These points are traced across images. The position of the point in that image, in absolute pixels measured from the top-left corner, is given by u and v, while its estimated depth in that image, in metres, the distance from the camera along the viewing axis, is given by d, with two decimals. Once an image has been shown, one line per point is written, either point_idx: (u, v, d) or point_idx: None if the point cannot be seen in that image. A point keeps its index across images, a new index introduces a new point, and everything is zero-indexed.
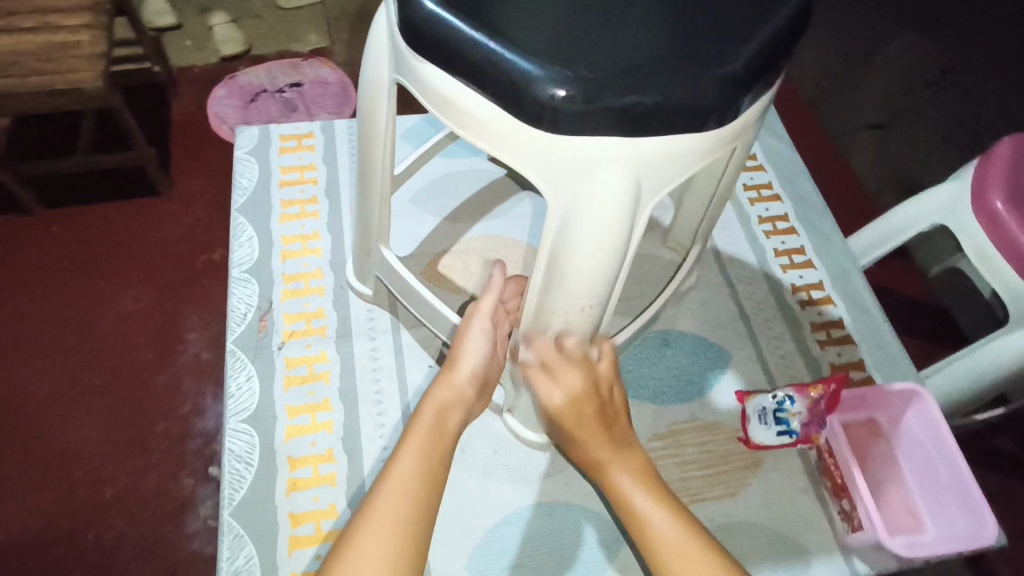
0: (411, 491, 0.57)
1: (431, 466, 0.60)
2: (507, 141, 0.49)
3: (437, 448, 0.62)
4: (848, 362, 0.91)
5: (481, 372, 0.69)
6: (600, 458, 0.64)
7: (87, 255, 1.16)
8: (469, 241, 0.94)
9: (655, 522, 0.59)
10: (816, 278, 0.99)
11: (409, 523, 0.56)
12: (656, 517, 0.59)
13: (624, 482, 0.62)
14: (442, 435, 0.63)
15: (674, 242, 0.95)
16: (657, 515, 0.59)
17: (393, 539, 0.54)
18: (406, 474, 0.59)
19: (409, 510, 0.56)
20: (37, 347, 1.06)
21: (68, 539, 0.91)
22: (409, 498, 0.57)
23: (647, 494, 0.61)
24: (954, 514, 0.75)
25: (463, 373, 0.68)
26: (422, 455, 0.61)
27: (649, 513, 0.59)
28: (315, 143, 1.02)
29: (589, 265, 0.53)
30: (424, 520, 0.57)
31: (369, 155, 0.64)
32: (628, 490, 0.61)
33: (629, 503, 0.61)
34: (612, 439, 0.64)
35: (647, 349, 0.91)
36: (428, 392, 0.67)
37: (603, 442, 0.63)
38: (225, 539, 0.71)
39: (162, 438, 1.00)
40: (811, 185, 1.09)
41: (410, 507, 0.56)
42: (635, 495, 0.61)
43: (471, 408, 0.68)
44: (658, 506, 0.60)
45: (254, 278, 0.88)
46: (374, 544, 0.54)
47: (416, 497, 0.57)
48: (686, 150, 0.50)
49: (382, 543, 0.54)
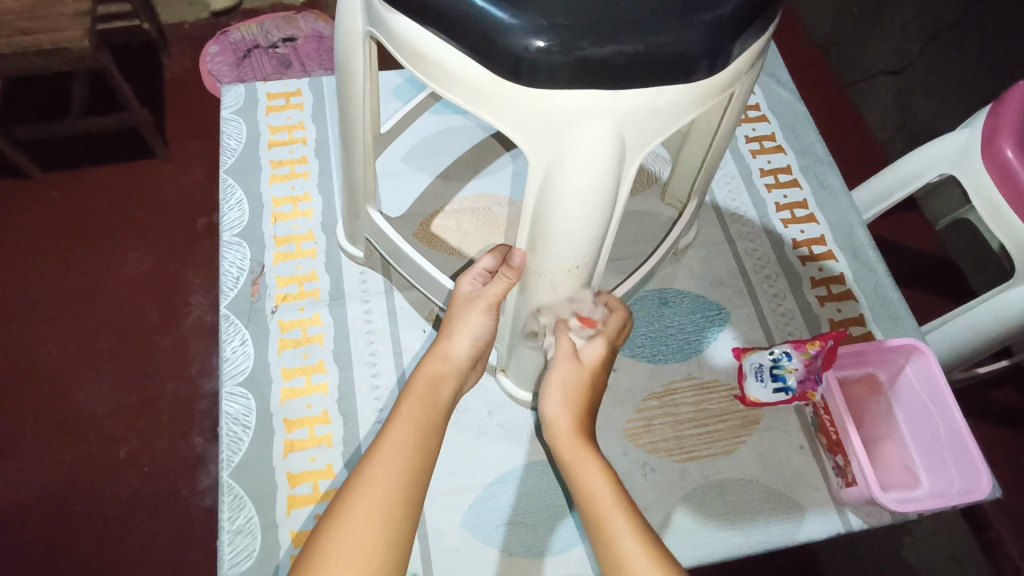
0: (403, 456, 0.58)
1: (424, 433, 0.60)
2: (484, 96, 0.47)
3: (430, 414, 0.62)
4: (848, 318, 0.90)
5: (480, 342, 0.67)
6: (573, 458, 0.61)
7: (86, 219, 1.15)
8: (462, 201, 0.92)
9: (613, 522, 0.56)
10: (818, 233, 0.97)
11: (400, 486, 0.56)
12: (621, 529, 0.55)
13: (592, 481, 0.59)
14: (435, 403, 0.63)
15: (673, 197, 0.93)
16: (623, 527, 0.55)
17: (386, 502, 0.55)
18: (398, 439, 0.59)
19: (401, 473, 0.57)
20: (42, 311, 1.07)
21: (87, 496, 0.94)
22: (399, 462, 0.57)
23: (615, 502, 0.57)
24: (950, 469, 0.75)
25: (461, 344, 0.66)
26: (415, 421, 0.61)
27: (615, 525, 0.56)
28: (304, 101, 1.00)
29: (573, 223, 0.52)
30: (416, 485, 0.57)
31: (349, 113, 0.62)
32: (589, 478, 0.59)
33: (596, 500, 0.58)
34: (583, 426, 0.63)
35: (646, 308, 0.90)
36: (423, 361, 0.67)
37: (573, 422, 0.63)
38: (225, 499, 0.72)
39: (171, 399, 1.01)
40: (817, 136, 1.05)
41: (402, 470, 0.57)
42: (597, 485, 0.58)
43: (466, 376, 0.68)
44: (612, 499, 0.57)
45: (245, 242, 0.88)
46: (365, 506, 0.54)
47: (407, 462, 0.58)
48: (672, 102, 0.48)
49: (375, 505, 0.54)
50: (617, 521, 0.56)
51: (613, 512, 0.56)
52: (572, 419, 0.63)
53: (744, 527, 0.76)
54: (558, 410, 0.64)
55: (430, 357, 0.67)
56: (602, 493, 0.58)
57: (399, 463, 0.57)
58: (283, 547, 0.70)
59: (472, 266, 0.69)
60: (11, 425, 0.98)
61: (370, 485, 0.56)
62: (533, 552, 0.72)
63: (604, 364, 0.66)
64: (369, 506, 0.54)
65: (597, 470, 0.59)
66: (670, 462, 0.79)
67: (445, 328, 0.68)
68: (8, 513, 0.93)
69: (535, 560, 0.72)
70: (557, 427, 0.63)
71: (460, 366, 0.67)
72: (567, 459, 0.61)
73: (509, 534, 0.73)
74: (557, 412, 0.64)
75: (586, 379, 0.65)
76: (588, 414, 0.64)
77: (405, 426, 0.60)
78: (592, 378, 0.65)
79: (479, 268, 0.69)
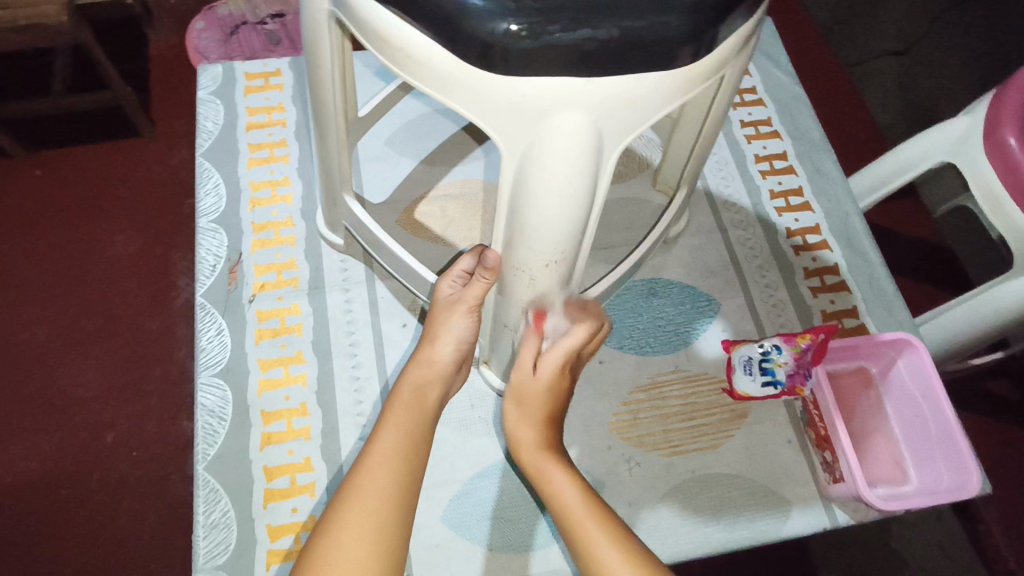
0: (388, 466, 0.57)
1: (411, 441, 0.60)
2: (452, 85, 0.45)
3: (416, 421, 0.62)
4: (841, 310, 0.88)
5: (463, 347, 0.67)
6: (543, 470, 0.62)
7: (70, 199, 1.13)
8: (447, 186, 0.89)
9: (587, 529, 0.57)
10: (812, 222, 0.94)
11: (391, 495, 0.55)
12: (593, 533, 0.57)
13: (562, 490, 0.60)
14: (421, 410, 0.63)
15: (664, 184, 0.90)
16: (596, 533, 0.57)
17: (376, 514, 0.54)
18: (387, 448, 0.58)
19: (390, 484, 0.56)
20: (26, 292, 1.05)
21: (75, 480, 0.93)
22: (386, 473, 0.56)
23: (586, 509, 0.58)
24: (939, 465, 0.74)
25: (444, 349, 0.66)
26: (402, 431, 0.60)
27: (587, 529, 0.57)
28: (284, 81, 0.96)
29: (551, 218, 0.50)
30: (406, 494, 0.56)
31: (321, 97, 0.60)
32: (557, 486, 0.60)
33: (564, 508, 0.59)
34: (545, 436, 0.64)
35: (633, 299, 0.88)
36: (407, 367, 0.66)
37: (533, 433, 0.64)
38: (200, 493, 0.71)
39: (159, 382, 1.00)
40: (815, 120, 1.02)
41: (391, 481, 0.56)
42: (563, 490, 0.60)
43: (450, 381, 0.67)
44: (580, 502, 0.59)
45: (222, 229, 0.85)
46: (357, 519, 0.54)
47: (394, 472, 0.57)
48: (651, 91, 0.45)
49: (366, 520, 0.54)
50: (586, 525, 0.58)
51: (584, 517, 0.58)
52: (538, 433, 0.64)
53: (730, 523, 0.75)
54: (525, 427, 0.64)
55: (413, 364, 0.66)
56: (572, 502, 0.59)
57: (389, 476, 0.56)
58: (260, 542, 0.69)
59: (450, 269, 0.67)
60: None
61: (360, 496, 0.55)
62: (516, 547, 0.71)
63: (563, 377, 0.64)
64: (360, 518, 0.54)
65: (564, 477, 0.61)
66: (656, 456, 0.78)
67: (429, 333, 0.67)
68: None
69: (517, 555, 0.71)
70: (523, 442, 0.64)
71: (445, 371, 0.66)
72: (537, 472, 0.62)
73: (491, 529, 0.72)
74: (522, 428, 0.64)
75: (538, 388, 0.64)
76: (551, 422, 0.65)
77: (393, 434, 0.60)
78: (546, 388, 0.64)
79: (455, 271, 0.67)
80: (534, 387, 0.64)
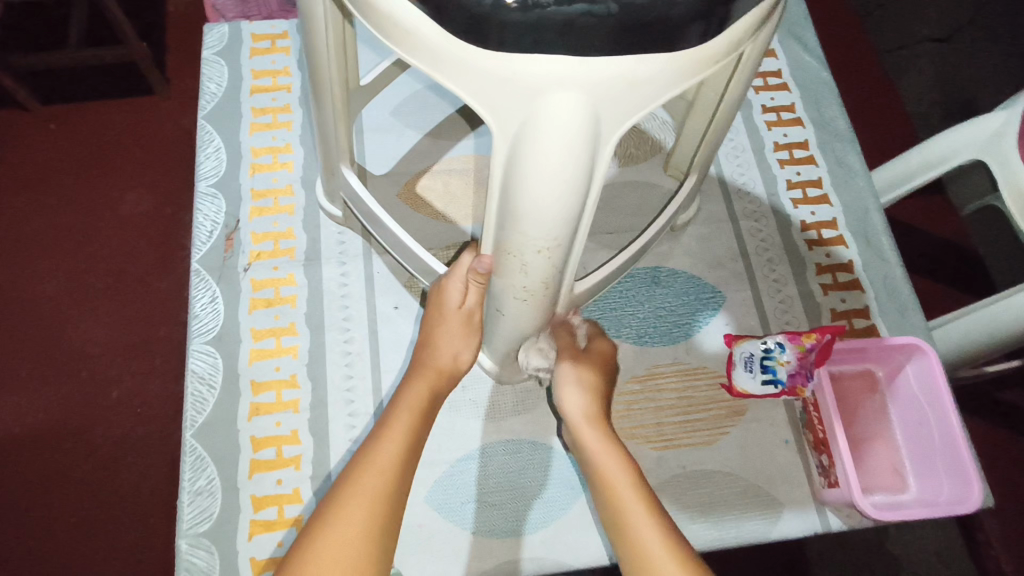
0: (378, 485, 0.54)
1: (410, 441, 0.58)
2: (439, 57, 0.43)
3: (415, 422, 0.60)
4: (851, 309, 0.85)
5: (465, 351, 0.68)
6: (605, 460, 0.62)
7: (81, 154, 1.12)
8: (451, 161, 0.87)
9: (633, 512, 0.58)
10: (829, 216, 0.90)
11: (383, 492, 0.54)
12: (639, 514, 0.58)
13: (610, 464, 0.62)
14: (422, 411, 0.62)
15: (675, 169, 0.87)
16: (642, 516, 0.57)
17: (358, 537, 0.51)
18: (380, 464, 0.55)
19: (377, 508, 0.53)
20: (35, 245, 1.05)
21: (79, 435, 0.94)
22: (375, 492, 0.54)
23: (631, 483, 0.60)
24: (940, 475, 0.72)
25: (448, 352, 0.67)
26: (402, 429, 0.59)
27: (636, 514, 0.58)
28: (290, 44, 0.94)
29: (544, 204, 0.47)
30: (391, 517, 0.53)
31: (317, 64, 0.58)
32: (607, 462, 0.62)
33: (610, 481, 0.61)
34: (599, 412, 0.66)
35: (635, 287, 0.85)
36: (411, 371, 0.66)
37: (588, 403, 0.66)
38: (187, 460, 0.71)
39: (165, 341, 1.00)
40: (840, 108, 0.97)
41: (378, 501, 0.53)
42: (612, 467, 0.61)
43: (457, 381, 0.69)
44: (629, 481, 0.60)
45: (221, 194, 0.84)
46: (339, 541, 0.51)
47: (383, 491, 0.54)
48: (653, 74, 0.42)
49: (348, 544, 0.51)
50: (633, 506, 0.58)
51: (629, 496, 0.59)
52: (590, 407, 0.66)
53: (719, 521, 0.74)
54: (579, 401, 0.66)
55: (418, 365, 0.66)
56: (621, 480, 0.60)
57: (378, 496, 0.53)
58: (243, 510, 0.69)
59: (456, 270, 0.65)
60: (5, 358, 0.97)
61: (346, 516, 0.52)
62: (500, 532, 0.71)
63: (609, 365, 0.71)
64: (344, 539, 0.51)
65: (616, 458, 0.62)
66: (647, 448, 0.76)
67: (428, 338, 0.68)
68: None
69: (502, 540, 0.71)
70: (578, 413, 0.66)
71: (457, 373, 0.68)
72: (588, 446, 0.64)
73: (475, 512, 0.71)
74: (575, 398, 0.66)
75: (598, 364, 0.70)
76: (606, 402, 0.68)
77: (390, 450, 0.57)
78: (602, 370, 0.70)
79: (457, 271, 0.65)
80: (595, 366, 0.69)
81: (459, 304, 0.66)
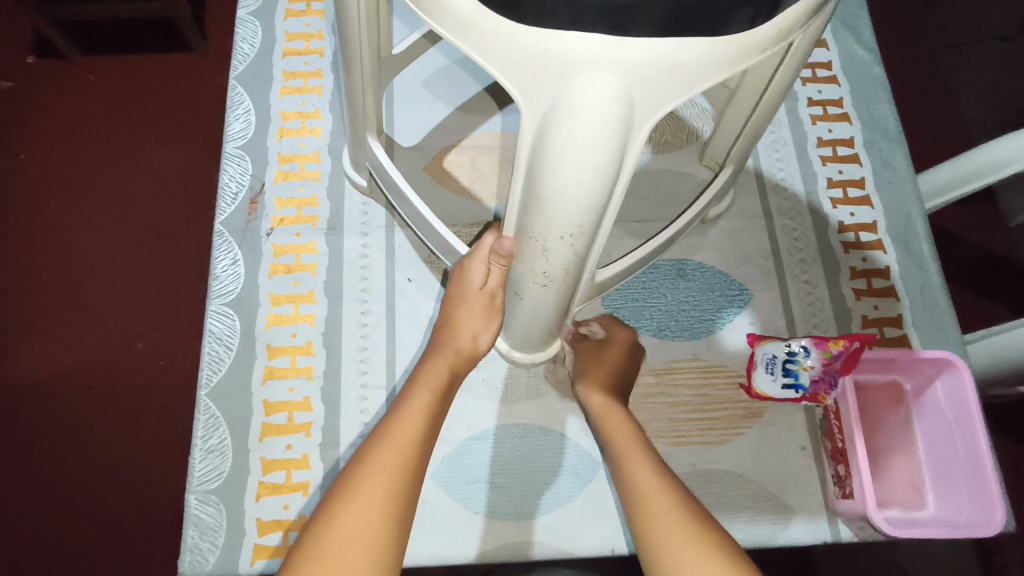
0: (395, 460, 0.54)
1: (428, 421, 0.58)
2: (470, 29, 0.41)
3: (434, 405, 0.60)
4: (884, 317, 0.82)
5: (482, 333, 0.67)
6: (622, 443, 0.64)
7: (117, 106, 1.12)
8: (480, 137, 0.85)
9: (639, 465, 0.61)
10: (869, 219, 0.87)
11: (403, 466, 0.54)
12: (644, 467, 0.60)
13: (621, 428, 0.66)
14: (439, 392, 0.61)
15: (711, 159, 0.84)
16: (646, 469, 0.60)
17: (379, 509, 0.51)
18: (398, 440, 0.55)
19: (392, 484, 0.52)
20: (69, 194, 1.06)
21: (103, 383, 0.96)
22: (391, 469, 0.53)
23: (636, 442, 0.64)
24: (960, 496, 0.69)
25: (466, 333, 0.66)
26: (420, 410, 0.58)
27: (641, 468, 0.60)
28: (325, 8, 0.92)
29: (571, 189, 0.46)
30: (409, 491, 0.53)
31: (347, 31, 0.56)
32: (616, 424, 0.66)
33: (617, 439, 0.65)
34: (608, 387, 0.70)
35: (659, 279, 0.83)
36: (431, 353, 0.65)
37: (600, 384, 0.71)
38: (201, 418, 0.72)
39: (190, 297, 1.01)
40: (891, 106, 0.92)
41: (397, 476, 0.53)
42: (620, 429, 0.66)
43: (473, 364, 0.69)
44: (635, 441, 0.64)
45: (248, 156, 0.83)
46: (355, 511, 0.50)
47: (398, 467, 0.53)
48: (694, 58, 0.41)
49: (367, 516, 0.50)
50: (640, 461, 0.61)
51: (634, 451, 0.62)
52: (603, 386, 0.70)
53: (726, 521, 0.72)
54: (595, 386, 0.71)
55: (436, 348, 0.66)
56: (627, 437, 0.64)
57: (396, 470, 0.53)
58: (252, 472, 0.70)
59: (478, 251, 0.64)
60: (38, 303, 0.99)
61: (368, 484, 0.52)
62: (503, 514, 0.71)
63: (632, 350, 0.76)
64: (366, 508, 0.50)
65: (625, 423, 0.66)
66: (659, 444, 0.75)
67: (449, 317, 0.67)
68: (28, 388, 0.95)
69: (504, 522, 0.70)
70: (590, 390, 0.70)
71: (475, 356, 0.67)
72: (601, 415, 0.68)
73: (479, 492, 0.71)
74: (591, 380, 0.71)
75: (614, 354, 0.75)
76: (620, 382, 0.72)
77: (409, 428, 0.56)
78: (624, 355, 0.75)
79: (479, 253, 0.64)
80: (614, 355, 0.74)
81: (480, 285, 0.65)
